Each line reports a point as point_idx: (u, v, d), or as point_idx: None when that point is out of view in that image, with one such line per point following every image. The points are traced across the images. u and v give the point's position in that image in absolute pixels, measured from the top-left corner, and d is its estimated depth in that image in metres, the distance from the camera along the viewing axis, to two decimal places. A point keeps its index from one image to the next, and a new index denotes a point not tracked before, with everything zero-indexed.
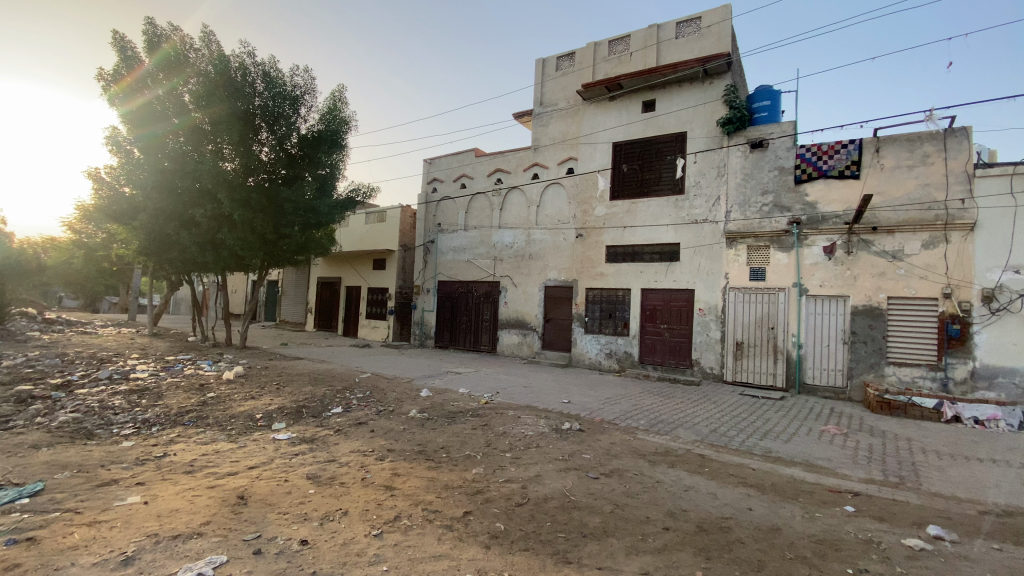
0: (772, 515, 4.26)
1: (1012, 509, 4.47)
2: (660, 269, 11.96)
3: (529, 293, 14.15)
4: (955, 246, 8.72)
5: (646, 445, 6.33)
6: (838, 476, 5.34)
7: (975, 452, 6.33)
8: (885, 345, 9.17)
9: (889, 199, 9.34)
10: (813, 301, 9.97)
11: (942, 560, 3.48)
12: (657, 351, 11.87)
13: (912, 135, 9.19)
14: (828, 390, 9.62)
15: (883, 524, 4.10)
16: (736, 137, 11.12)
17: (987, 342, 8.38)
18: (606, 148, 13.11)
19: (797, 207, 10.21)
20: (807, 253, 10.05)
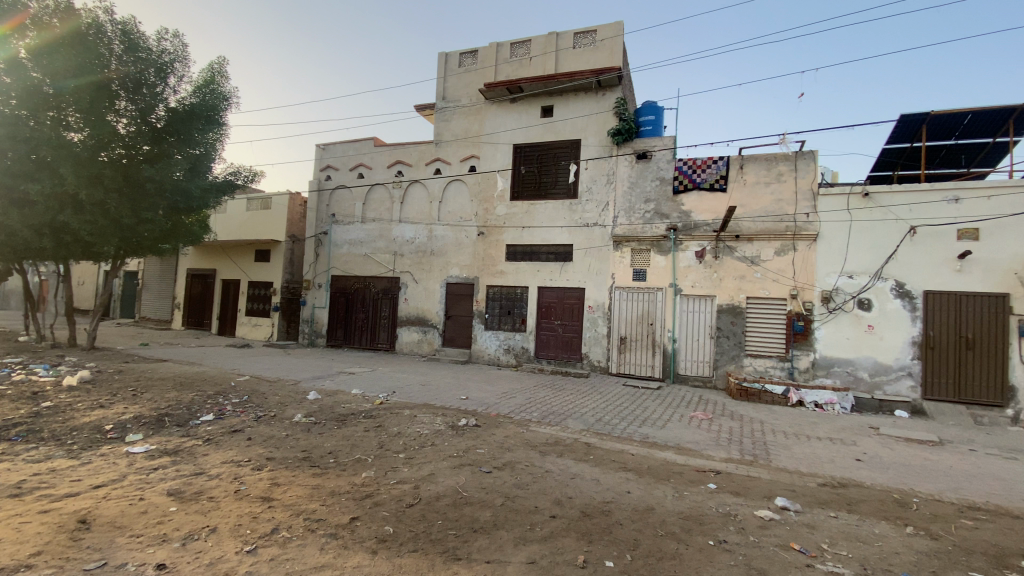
0: (647, 496, 4.65)
1: (835, 477, 5.34)
2: (556, 268, 12.44)
3: (429, 290, 13.96)
4: (801, 254, 10.15)
5: (538, 437, 6.57)
6: (704, 456, 5.98)
7: (809, 430, 7.45)
8: (743, 339, 10.45)
9: (749, 211, 10.63)
10: (686, 299, 11.04)
11: (784, 526, 4.03)
12: (552, 346, 12.35)
13: (769, 156, 10.54)
14: (697, 379, 10.73)
15: (739, 498, 4.65)
16: (624, 147, 11.93)
17: (826, 336, 9.84)
18: (507, 148, 13.35)
19: (675, 215, 11.24)
20: (682, 257, 11.11)
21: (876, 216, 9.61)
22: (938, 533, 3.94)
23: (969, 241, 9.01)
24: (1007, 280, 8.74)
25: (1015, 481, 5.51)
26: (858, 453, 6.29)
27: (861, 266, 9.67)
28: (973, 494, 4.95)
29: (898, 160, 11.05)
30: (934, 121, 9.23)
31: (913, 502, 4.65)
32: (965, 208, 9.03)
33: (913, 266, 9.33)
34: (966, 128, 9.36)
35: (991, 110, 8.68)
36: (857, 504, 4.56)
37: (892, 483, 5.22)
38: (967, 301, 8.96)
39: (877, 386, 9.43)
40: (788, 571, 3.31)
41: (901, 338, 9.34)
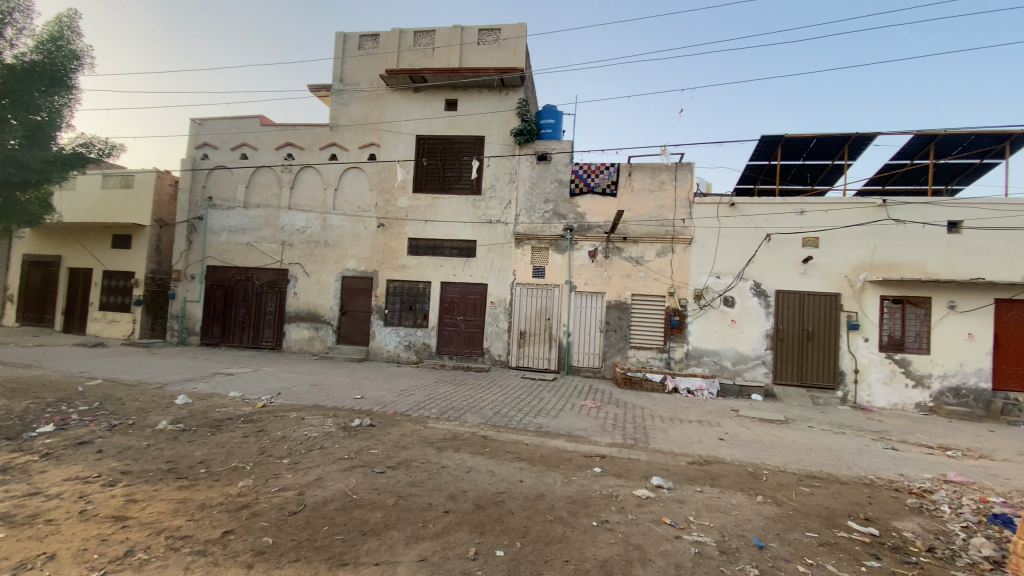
0: (538, 485, 4.84)
1: (702, 455, 5.99)
2: (458, 264, 12.41)
3: (323, 284, 13.19)
4: (678, 256, 11.19)
5: (435, 433, 6.53)
6: (591, 442, 6.37)
7: (683, 414, 8.27)
8: (628, 332, 11.29)
9: (637, 215, 11.46)
10: (580, 296, 11.64)
11: (659, 503, 4.43)
12: (452, 342, 12.33)
13: (654, 165, 11.45)
14: (589, 370, 11.38)
15: (620, 480, 5.03)
16: (526, 147, 12.24)
17: (697, 330, 10.95)
18: (409, 139, 13.02)
19: (571, 216, 11.78)
20: (577, 256, 11.68)
21: (740, 224, 10.88)
22: (780, 499, 4.59)
23: (810, 248, 10.56)
24: (837, 282, 10.41)
25: (837, 450, 6.60)
26: (721, 433, 7.12)
27: (727, 268, 10.90)
28: (807, 463, 5.85)
29: (759, 175, 12.62)
30: (787, 143, 10.67)
31: (762, 474, 5.37)
32: (807, 220, 10.57)
33: (768, 268, 10.73)
34: (811, 151, 10.95)
35: (830, 138, 10.25)
36: (718, 478, 5.16)
37: (747, 458, 5.98)
38: (808, 299, 10.51)
39: (739, 372, 10.72)
40: (660, 543, 3.64)
41: (757, 331, 10.70)
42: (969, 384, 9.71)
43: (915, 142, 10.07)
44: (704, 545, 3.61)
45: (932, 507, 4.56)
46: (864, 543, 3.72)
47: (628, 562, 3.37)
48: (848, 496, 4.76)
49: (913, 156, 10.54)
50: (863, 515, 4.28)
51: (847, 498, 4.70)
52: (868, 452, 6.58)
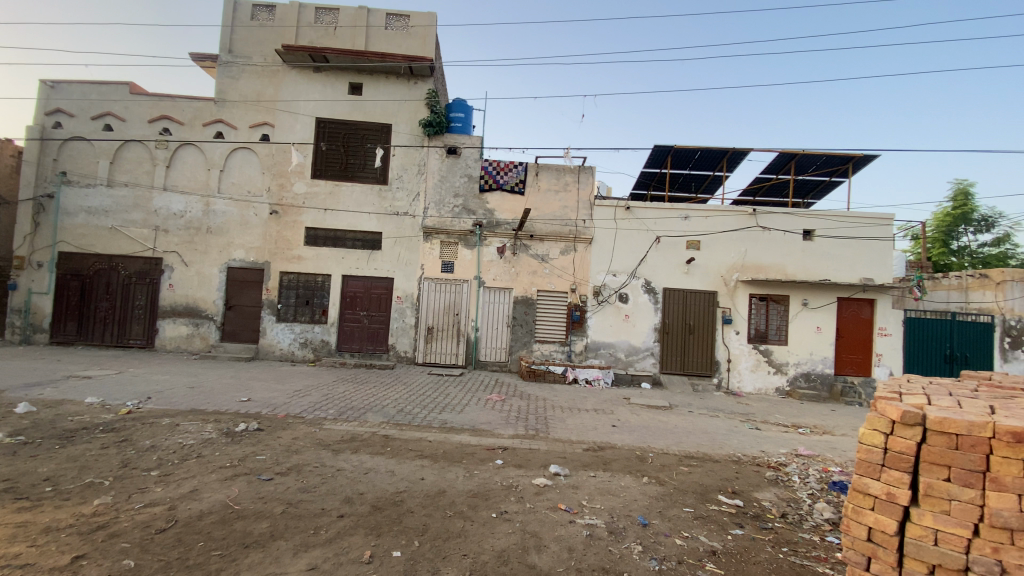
0: (439, 481, 4.80)
1: (597, 442, 6.34)
2: (361, 257, 11.87)
3: (205, 275, 11.92)
4: (580, 254, 11.71)
5: (332, 435, 6.21)
6: (494, 435, 6.46)
7: (581, 404, 8.68)
8: (533, 327, 11.59)
9: (542, 213, 11.78)
10: (487, 291, 11.71)
11: (555, 490, 4.61)
12: (354, 338, 11.80)
13: (560, 166, 11.85)
14: (494, 365, 11.52)
15: (520, 470, 5.15)
16: (434, 139, 12.04)
17: (596, 324, 11.55)
18: (308, 122, 12.19)
19: (480, 212, 11.80)
20: (485, 252, 11.74)
21: (634, 226, 11.65)
22: (663, 479, 5.01)
23: (693, 250, 11.61)
24: (715, 281, 11.56)
25: (713, 431, 7.35)
26: (615, 420, 7.59)
27: (623, 267, 11.62)
28: (687, 445, 6.44)
29: (653, 182, 13.60)
30: (678, 153, 11.61)
31: (649, 456, 5.82)
32: (692, 225, 11.61)
33: (658, 268, 11.61)
34: (697, 162, 12.03)
35: (713, 151, 11.33)
36: (611, 463, 5.49)
37: (637, 442, 6.44)
38: (691, 296, 11.56)
39: (631, 363, 11.50)
40: (555, 529, 3.79)
41: (649, 325, 11.56)
42: (816, 370, 11.32)
43: (780, 159, 11.48)
44: (595, 527, 3.82)
45: (785, 478, 5.25)
46: (730, 513, 4.18)
47: (524, 550, 3.47)
48: (719, 473, 5.31)
49: (779, 172, 12.02)
50: (731, 488, 4.81)
51: (718, 474, 5.25)
52: (737, 433, 7.41)
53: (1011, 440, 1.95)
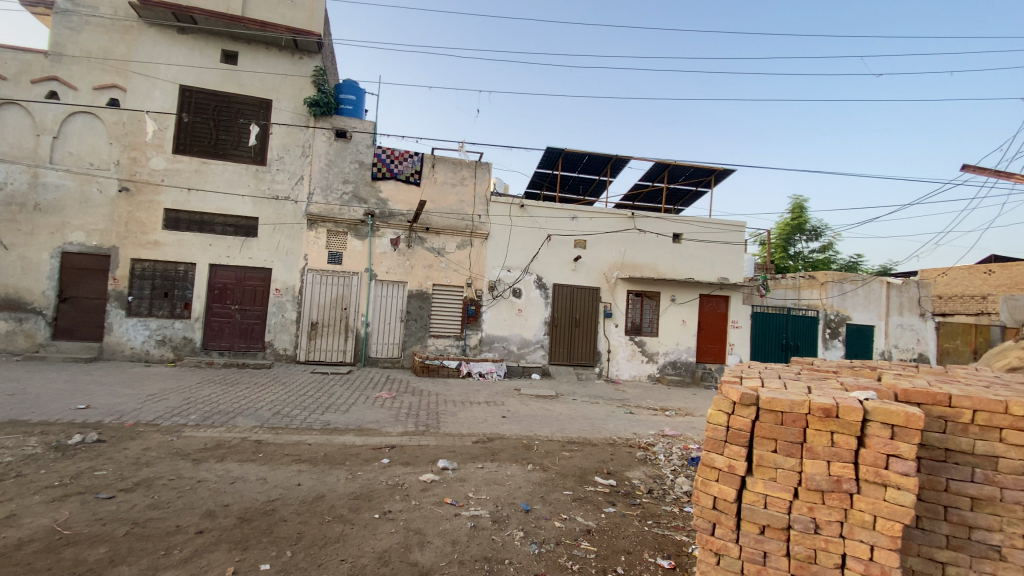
0: (318, 485, 4.51)
1: (486, 434, 6.43)
2: (234, 244, 10.72)
3: (29, 260, 9.94)
4: (476, 249, 11.74)
5: (193, 443, 5.53)
6: (381, 434, 6.23)
7: (473, 397, 8.74)
8: (428, 321, 11.39)
9: (438, 206, 11.60)
10: (379, 285, 11.26)
11: (442, 485, 4.57)
12: (224, 335, 10.65)
13: (456, 160, 11.76)
14: (385, 361, 11.13)
15: (407, 468, 5.04)
16: (322, 121, 11.25)
17: (489, 318, 11.69)
18: (171, 89, 10.71)
19: (372, 201, 11.29)
20: (377, 243, 11.27)
21: (528, 224, 11.98)
22: (546, 465, 5.22)
23: (581, 248, 12.26)
24: (599, 278, 12.34)
25: (594, 418, 7.84)
26: (504, 412, 7.75)
27: (516, 263, 11.90)
28: (570, 431, 6.80)
29: (546, 182, 14.08)
30: (569, 156, 12.15)
31: (535, 444, 6.04)
32: (580, 224, 12.25)
33: (548, 265, 12.07)
34: (586, 166, 12.69)
35: (600, 156, 12.03)
36: (498, 453, 5.60)
37: (524, 432, 6.65)
38: (578, 292, 12.20)
39: (522, 356, 11.84)
40: (439, 524, 3.77)
41: (539, 319, 11.97)
42: (682, 358, 12.63)
43: (657, 168, 12.54)
44: (479, 518, 3.86)
45: (653, 457, 5.78)
46: (604, 493, 4.50)
47: (406, 548, 3.40)
48: (597, 455, 5.69)
49: (656, 179, 13.14)
50: (607, 470, 5.17)
51: (596, 457, 5.62)
52: (615, 417, 7.99)
53: (823, 415, 2.23)
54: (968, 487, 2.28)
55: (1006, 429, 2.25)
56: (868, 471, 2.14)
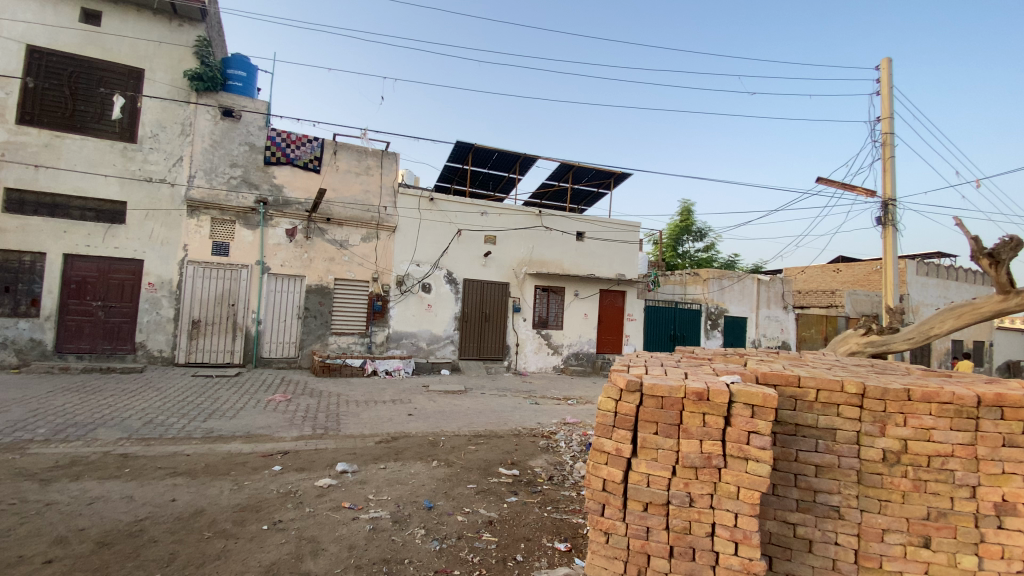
0: (197, 499, 4.08)
1: (390, 433, 6.24)
2: (95, 231, 9.33)
3: None
4: (382, 243, 11.32)
5: (39, 462, 4.73)
6: (274, 440, 5.79)
7: (377, 396, 8.45)
8: (329, 318, 10.79)
9: (340, 196, 11.00)
10: (273, 279, 10.44)
11: (340, 489, 4.36)
12: (83, 336, 9.26)
13: (360, 148, 11.23)
14: (281, 361, 10.38)
15: (302, 473, 4.73)
16: (206, 97, 10.16)
17: (397, 314, 11.36)
18: (11, 47, 9.06)
19: (265, 188, 10.43)
20: (271, 234, 10.43)
21: (437, 218, 11.80)
22: (451, 460, 5.19)
23: (490, 244, 12.34)
24: (508, 274, 12.52)
25: (500, 410, 7.95)
26: (410, 409, 7.59)
27: (426, 257, 11.67)
28: (476, 425, 6.83)
29: (455, 176, 13.96)
30: (478, 151, 12.14)
31: (440, 440, 5.97)
32: (489, 220, 12.32)
33: (458, 260, 12.00)
34: (495, 162, 12.76)
35: (509, 153, 12.16)
36: (402, 452, 5.46)
37: (429, 428, 6.56)
38: (487, 287, 12.28)
39: (431, 352, 11.66)
40: (336, 529, 3.58)
41: (448, 314, 11.86)
42: (584, 350, 13.28)
43: (563, 168, 12.97)
44: (379, 519, 3.73)
45: (555, 445, 6.00)
46: (507, 483, 4.58)
47: (298, 559, 3.19)
48: (502, 447, 5.77)
49: (562, 179, 13.58)
50: (511, 460, 5.27)
51: (501, 448, 5.70)
52: (520, 409, 8.18)
53: (696, 398, 2.44)
54: (813, 456, 2.62)
55: (842, 405, 2.62)
56: (733, 447, 2.38)
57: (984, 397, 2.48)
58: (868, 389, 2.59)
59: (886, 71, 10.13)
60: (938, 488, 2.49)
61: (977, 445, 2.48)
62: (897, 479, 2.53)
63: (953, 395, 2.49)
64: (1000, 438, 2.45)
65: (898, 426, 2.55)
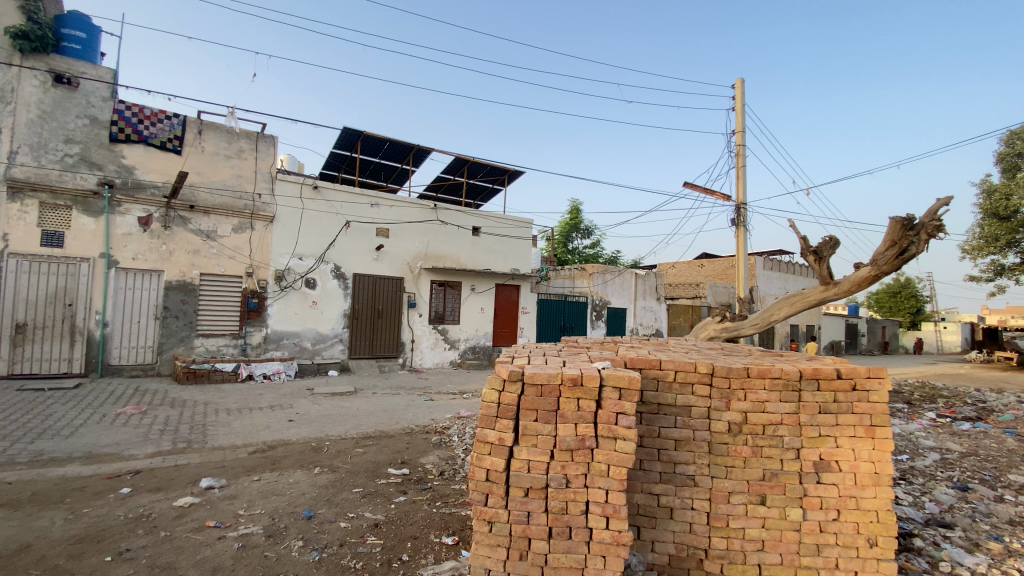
0: (19, 534, 3.38)
1: (267, 441, 5.74)
2: None
3: None
4: (258, 234, 10.33)
5: None
6: (123, 459, 5.01)
7: (253, 402, 7.74)
8: (194, 318, 9.63)
9: (207, 181, 9.83)
10: (122, 274, 9.05)
11: (204, 507, 3.89)
12: None
13: (231, 129, 10.12)
14: (135, 369, 9.06)
15: (157, 494, 4.13)
16: (33, 59, 8.46)
17: (277, 312, 10.48)
18: None
19: (109, 168, 8.97)
20: (118, 222, 8.99)
21: (322, 208, 11.08)
22: (336, 465, 4.92)
23: (382, 237, 11.89)
24: (401, 268, 12.17)
25: (391, 409, 7.72)
26: (291, 415, 7.06)
27: (310, 250, 10.90)
28: (366, 426, 6.56)
29: (342, 165, 13.19)
30: (367, 139, 11.60)
31: (325, 445, 5.64)
32: (380, 212, 11.85)
33: (346, 253, 11.39)
34: (386, 152, 12.30)
35: (400, 143, 11.79)
36: (280, 461, 5.05)
37: (313, 434, 6.16)
38: (379, 282, 11.83)
39: (318, 352, 10.97)
40: (196, 552, 3.20)
41: (336, 311, 11.23)
42: (480, 343, 13.43)
43: (457, 161, 12.89)
44: (250, 536, 3.41)
45: (447, 440, 5.97)
46: (396, 483, 4.46)
47: None
48: (392, 446, 5.61)
49: (456, 173, 13.49)
50: (400, 460, 5.14)
51: (391, 448, 5.53)
52: (413, 406, 8.02)
53: (571, 384, 2.57)
54: (673, 431, 2.91)
55: (696, 384, 2.94)
56: (603, 427, 2.55)
57: (804, 372, 2.92)
58: (716, 368, 2.93)
59: (740, 90, 11.52)
60: (771, 452, 2.89)
61: (800, 413, 2.91)
62: (740, 447, 2.89)
63: (781, 371, 2.90)
64: (817, 406, 2.91)
65: (740, 400, 2.92)
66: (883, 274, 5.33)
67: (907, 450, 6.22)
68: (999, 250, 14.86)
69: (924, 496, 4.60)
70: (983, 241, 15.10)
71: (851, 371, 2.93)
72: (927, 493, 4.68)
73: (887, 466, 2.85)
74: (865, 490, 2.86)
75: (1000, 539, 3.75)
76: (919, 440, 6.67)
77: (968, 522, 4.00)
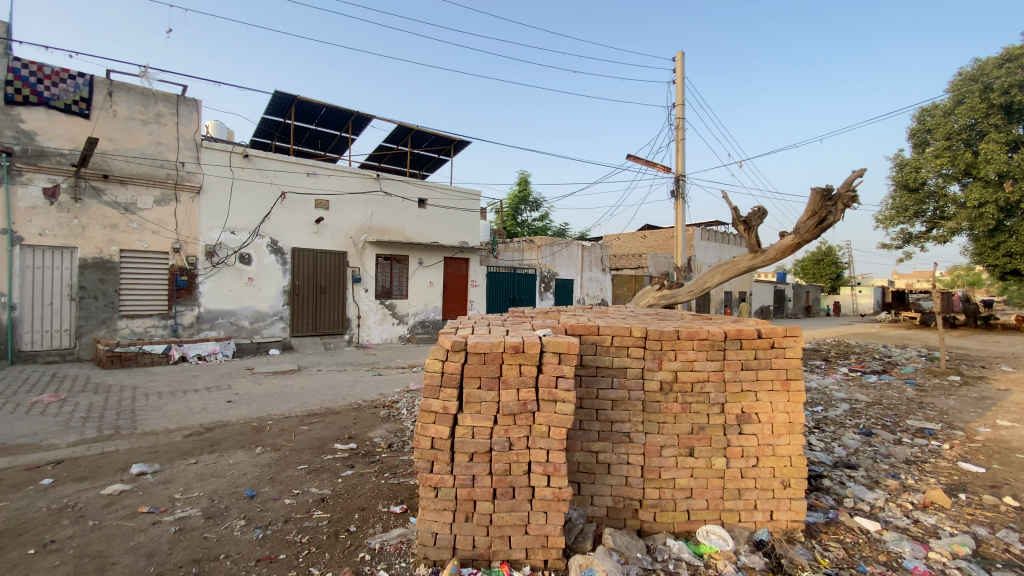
0: None
1: (203, 424, 5.51)
2: None
3: None
4: (184, 206, 9.60)
5: None
6: (41, 449, 4.62)
7: (188, 385, 7.36)
8: (116, 299, 8.93)
9: (121, 148, 8.98)
10: (29, 252, 8.22)
11: (136, 494, 3.70)
12: None
13: (147, 91, 9.23)
14: (51, 354, 8.32)
15: (81, 483, 3.88)
16: None
17: (209, 290, 9.91)
18: None
19: (5, 132, 7.98)
20: (19, 194, 8.08)
21: (254, 178, 10.42)
22: (278, 444, 4.81)
23: (322, 210, 11.41)
24: (344, 241, 11.76)
25: (338, 386, 7.60)
26: (230, 395, 6.81)
27: (243, 223, 10.29)
28: (311, 404, 6.44)
29: (275, 131, 12.39)
30: (302, 104, 10.93)
31: (266, 425, 5.49)
32: (319, 183, 11.33)
33: (283, 226, 10.87)
34: (323, 118, 11.67)
35: (338, 109, 11.24)
36: (219, 442, 4.88)
37: (254, 413, 5.98)
38: (320, 256, 11.41)
39: (257, 331, 10.52)
40: (128, 539, 3.05)
41: (274, 288, 10.77)
42: (430, 317, 13.38)
43: (401, 130, 12.45)
44: (187, 519, 3.30)
45: (396, 413, 5.98)
46: (343, 458, 4.43)
47: None
48: (339, 422, 5.55)
49: (399, 142, 13.04)
50: (347, 435, 5.09)
51: (337, 424, 5.47)
52: (361, 382, 7.92)
53: (513, 351, 2.64)
54: (610, 392, 3.06)
55: (631, 346, 3.10)
56: (544, 391, 2.63)
57: (729, 333, 3.12)
58: (648, 332, 3.10)
59: (681, 63, 11.71)
60: (699, 407, 3.10)
61: (725, 370, 3.13)
62: (671, 404, 3.08)
63: (707, 333, 3.11)
64: (740, 363, 3.14)
65: (671, 360, 3.10)
66: (804, 241, 5.71)
67: (822, 402, 6.84)
68: (908, 220, 16.09)
69: (835, 441, 5.13)
70: (894, 211, 16.28)
71: (770, 330, 3.17)
72: (836, 439, 5.20)
73: (800, 415, 3.13)
74: (781, 437, 3.13)
75: (895, 475, 4.25)
76: (833, 393, 7.36)
77: (870, 463, 4.50)
